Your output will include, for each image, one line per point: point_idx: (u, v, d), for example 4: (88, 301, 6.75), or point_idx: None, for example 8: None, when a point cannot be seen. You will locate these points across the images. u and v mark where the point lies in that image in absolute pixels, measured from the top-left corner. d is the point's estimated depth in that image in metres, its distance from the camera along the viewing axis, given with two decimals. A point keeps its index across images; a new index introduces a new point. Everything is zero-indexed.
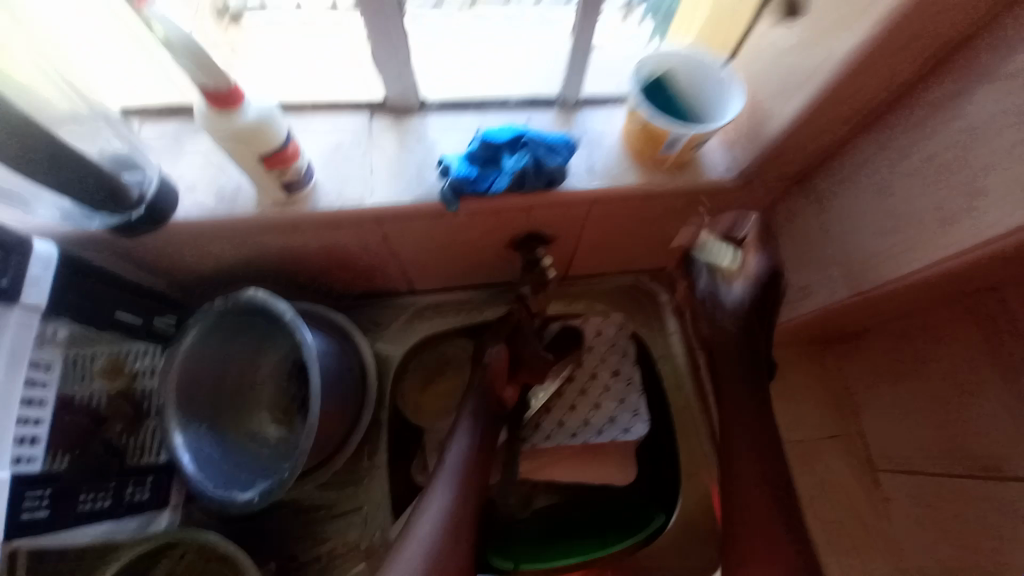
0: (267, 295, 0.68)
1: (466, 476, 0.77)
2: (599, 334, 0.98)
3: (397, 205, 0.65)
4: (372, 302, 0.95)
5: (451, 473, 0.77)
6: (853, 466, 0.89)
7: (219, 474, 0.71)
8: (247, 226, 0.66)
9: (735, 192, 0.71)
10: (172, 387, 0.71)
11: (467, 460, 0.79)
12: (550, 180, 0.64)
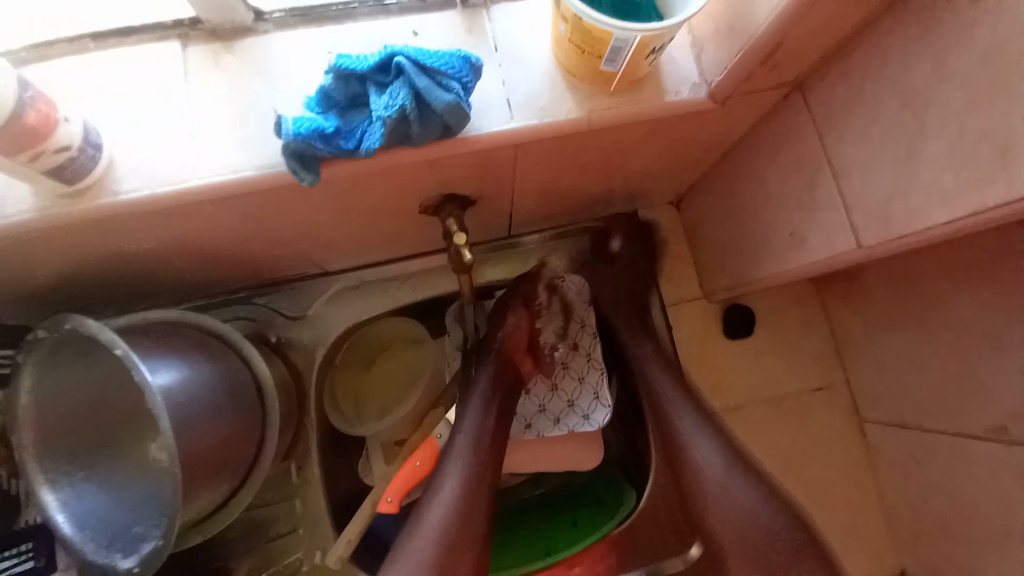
0: (94, 321, 0.51)
1: (480, 459, 0.62)
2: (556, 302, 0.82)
3: (233, 182, 0.45)
4: (279, 289, 0.79)
5: (461, 456, 0.62)
6: (844, 418, 0.80)
7: (107, 529, 0.59)
8: (33, 234, 0.46)
9: (710, 114, 0.53)
10: (26, 433, 0.57)
11: (482, 440, 0.64)
12: (447, 126, 0.45)
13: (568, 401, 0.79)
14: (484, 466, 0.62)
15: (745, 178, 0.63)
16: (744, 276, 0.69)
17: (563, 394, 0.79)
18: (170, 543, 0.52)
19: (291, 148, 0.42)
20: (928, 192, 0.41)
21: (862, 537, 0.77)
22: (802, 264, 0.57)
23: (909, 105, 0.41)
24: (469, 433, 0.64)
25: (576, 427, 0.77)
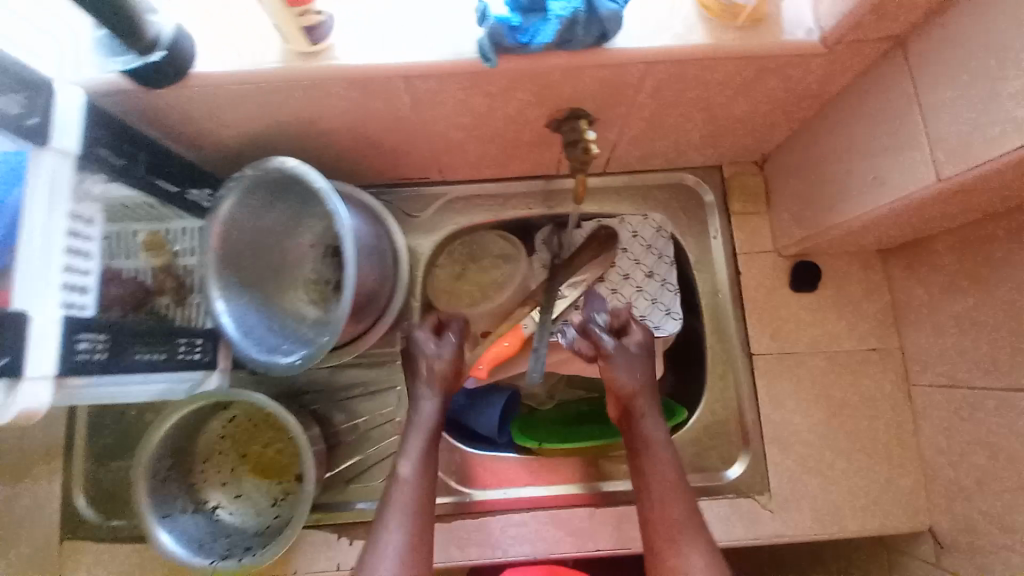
0: (297, 164, 0.66)
1: (421, 489, 0.70)
2: (636, 235, 0.93)
3: (426, 61, 0.58)
4: (402, 191, 0.92)
5: (404, 491, 0.70)
6: (894, 380, 0.85)
7: (261, 341, 0.74)
8: (270, 83, 0.60)
9: (817, 60, 0.61)
10: (210, 253, 0.72)
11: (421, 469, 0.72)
12: (602, 33, 0.56)
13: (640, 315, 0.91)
14: (422, 494, 0.70)
15: (836, 132, 0.71)
16: (819, 226, 0.77)
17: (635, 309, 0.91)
18: (336, 341, 0.68)
19: (487, 35, 0.56)
20: (1004, 126, 0.49)
21: (900, 491, 0.83)
22: (881, 206, 0.65)
23: (998, 49, 0.49)
24: (412, 463, 0.72)
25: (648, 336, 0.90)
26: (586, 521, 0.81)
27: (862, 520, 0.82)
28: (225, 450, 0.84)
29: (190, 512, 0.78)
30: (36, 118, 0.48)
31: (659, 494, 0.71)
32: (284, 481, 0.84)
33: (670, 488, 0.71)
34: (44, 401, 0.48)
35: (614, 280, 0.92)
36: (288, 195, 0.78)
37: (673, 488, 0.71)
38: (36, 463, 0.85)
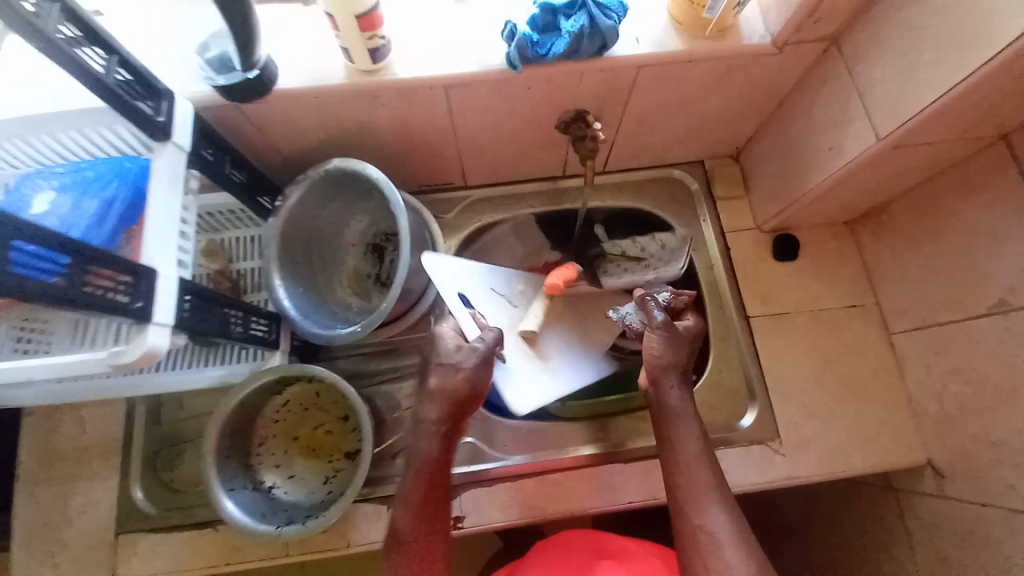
0: (355, 162, 0.78)
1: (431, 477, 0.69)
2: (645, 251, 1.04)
3: (464, 70, 0.73)
4: (430, 195, 1.05)
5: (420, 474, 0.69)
6: (875, 330, 0.97)
7: (318, 322, 0.83)
8: (337, 94, 0.74)
9: (771, 58, 0.78)
10: (272, 248, 0.82)
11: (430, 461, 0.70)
12: (603, 44, 0.72)
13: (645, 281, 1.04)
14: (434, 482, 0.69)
15: (795, 118, 0.87)
16: (791, 197, 0.91)
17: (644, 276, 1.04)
18: (390, 309, 0.77)
19: (514, 48, 0.70)
20: (920, 90, 0.64)
21: (895, 430, 0.91)
22: (838, 169, 0.79)
23: (907, 33, 0.65)
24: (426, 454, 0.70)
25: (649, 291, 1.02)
26: (616, 475, 0.88)
27: (864, 458, 0.91)
28: (277, 434, 0.90)
29: (249, 489, 0.83)
30: (163, 118, 0.61)
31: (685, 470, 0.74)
32: (334, 460, 0.90)
33: (695, 460, 0.74)
34: (163, 342, 0.57)
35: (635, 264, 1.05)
36: (337, 196, 0.90)
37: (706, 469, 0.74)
38: (96, 457, 0.91)
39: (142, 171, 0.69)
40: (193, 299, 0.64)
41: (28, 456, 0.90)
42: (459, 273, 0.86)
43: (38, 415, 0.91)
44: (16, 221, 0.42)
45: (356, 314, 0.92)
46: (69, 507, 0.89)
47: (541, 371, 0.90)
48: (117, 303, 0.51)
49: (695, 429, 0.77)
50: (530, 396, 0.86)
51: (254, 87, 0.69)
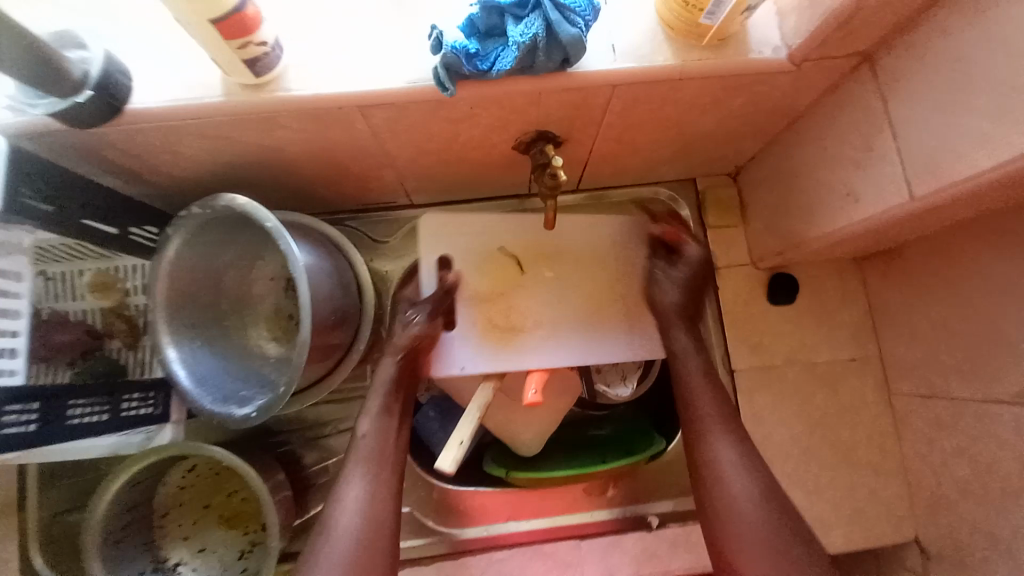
0: (247, 200, 0.61)
1: (372, 456, 0.66)
2: None
3: (379, 90, 0.55)
4: (371, 215, 0.88)
5: (362, 457, 0.66)
6: (874, 389, 0.85)
7: (217, 388, 0.69)
8: (214, 116, 0.56)
9: (783, 77, 0.60)
10: (158, 297, 0.66)
11: (375, 441, 0.68)
12: (565, 58, 0.54)
13: None
14: (383, 455, 0.67)
15: (807, 146, 0.70)
16: (793, 239, 0.76)
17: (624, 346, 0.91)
18: (291, 391, 0.62)
19: (442, 64, 0.52)
20: (971, 147, 0.48)
21: (883, 501, 0.82)
22: (851, 221, 0.64)
23: (965, 64, 0.48)
24: (369, 434, 0.68)
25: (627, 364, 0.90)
26: (570, 551, 0.79)
27: (845, 532, 0.82)
28: (185, 502, 0.78)
29: (148, 573, 0.72)
30: None
31: (736, 501, 0.63)
32: (250, 531, 0.79)
33: (748, 492, 0.64)
34: None
35: None
36: (244, 226, 0.73)
37: (768, 500, 0.63)
38: None
39: None
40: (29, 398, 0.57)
41: None
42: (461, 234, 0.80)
43: None
44: None
45: (273, 366, 0.78)
46: None
47: (500, 351, 0.78)
48: None
49: (742, 456, 0.66)
50: (462, 362, 0.77)
51: (83, 114, 0.52)
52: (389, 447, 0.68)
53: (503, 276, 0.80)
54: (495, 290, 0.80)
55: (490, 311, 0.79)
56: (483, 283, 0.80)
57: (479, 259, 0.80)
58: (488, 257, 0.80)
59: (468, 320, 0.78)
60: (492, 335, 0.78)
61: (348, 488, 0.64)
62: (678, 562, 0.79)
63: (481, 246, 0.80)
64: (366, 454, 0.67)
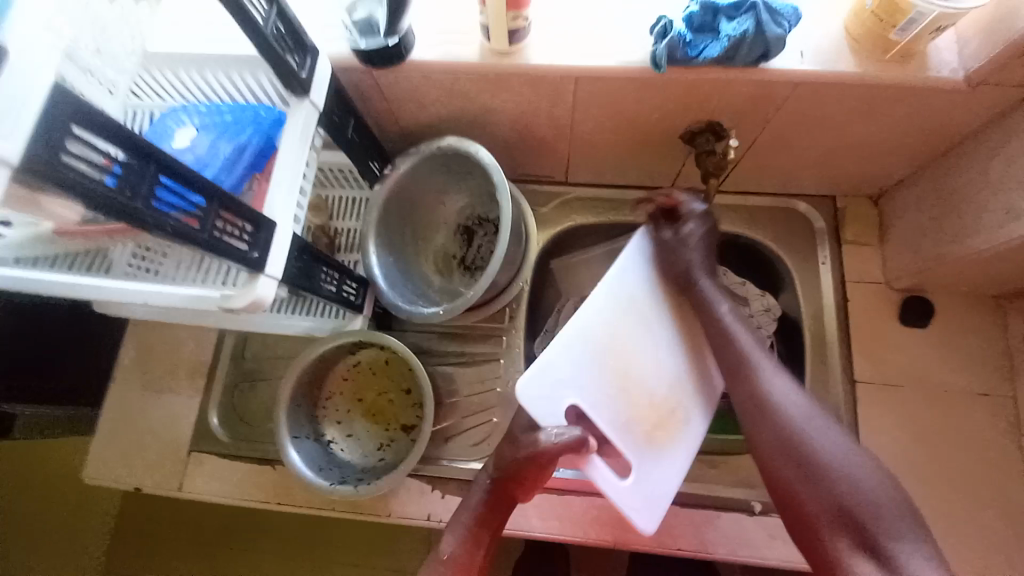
0: (466, 142, 0.78)
1: (487, 513, 0.69)
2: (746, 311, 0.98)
3: (603, 65, 0.68)
4: (528, 185, 1.00)
5: (473, 501, 0.71)
6: (1009, 429, 0.82)
7: (403, 294, 0.84)
8: (466, 72, 0.72)
9: (960, 95, 0.67)
10: (373, 215, 0.83)
11: (489, 502, 0.70)
12: (763, 53, 0.64)
13: None
14: (491, 512, 0.70)
15: (971, 167, 0.74)
16: (942, 257, 0.79)
17: None
18: (478, 296, 0.78)
19: (664, 46, 0.65)
20: None
21: (1007, 548, 0.78)
22: (1016, 237, 0.66)
23: None
24: (482, 491, 0.70)
25: None
26: (672, 516, 0.83)
27: (964, 569, 0.78)
28: (344, 392, 0.93)
29: (311, 440, 0.86)
30: (305, 73, 0.61)
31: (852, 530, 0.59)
32: (390, 429, 0.91)
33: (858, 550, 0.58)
34: (269, 294, 0.58)
35: None
36: (444, 172, 0.89)
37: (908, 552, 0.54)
38: (181, 375, 0.97)
39: (275, 121, 0.69)
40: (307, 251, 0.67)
41: (125, 361, 0.99)
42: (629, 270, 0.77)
43: (142, 327, 1.00)
44: (166, 158, 0.42)
45: (437, 293, 0.92)
46: (153, 417, 0.96)
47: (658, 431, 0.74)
48: (236, 249, 0.51)
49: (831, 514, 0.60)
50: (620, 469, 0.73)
51: (386, 53, 0.68)
52: (495, 509, 0.70)
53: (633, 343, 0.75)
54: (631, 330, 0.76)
55: (622, 389, 0.74)
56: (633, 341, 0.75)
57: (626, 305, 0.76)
58: (630, 316, 0.76)
59: (604, 388, 0.74)
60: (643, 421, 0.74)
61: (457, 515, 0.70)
62: (776, 553, 0.80)
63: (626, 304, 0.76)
64: (472, 505, 0.71)
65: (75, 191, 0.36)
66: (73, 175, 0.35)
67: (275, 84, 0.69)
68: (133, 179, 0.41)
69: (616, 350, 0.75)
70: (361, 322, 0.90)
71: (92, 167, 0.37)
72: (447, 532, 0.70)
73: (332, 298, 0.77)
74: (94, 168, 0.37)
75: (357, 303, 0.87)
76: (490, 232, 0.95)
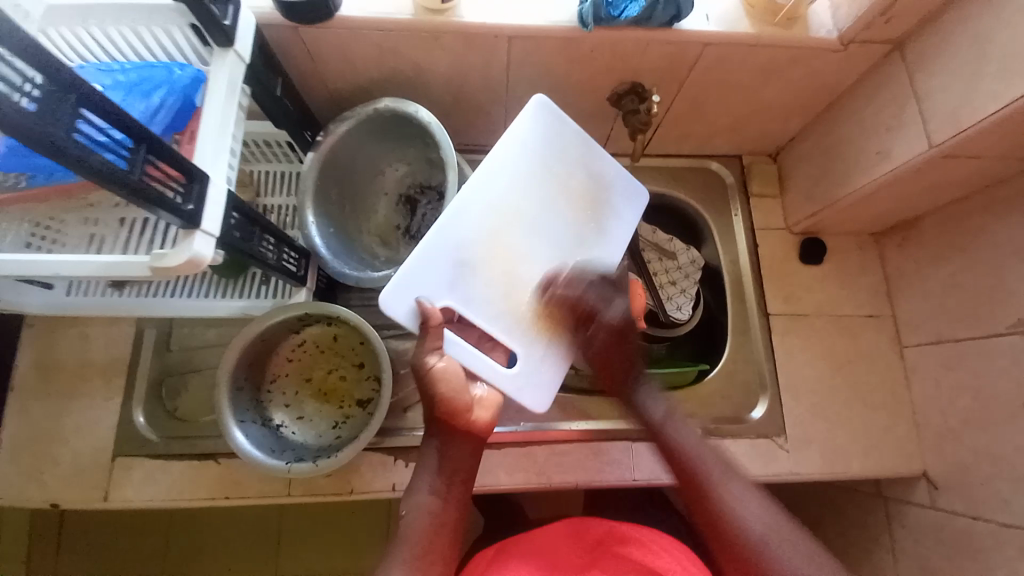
0: (402, 103, 0.78)
1: (449, 469, 0.66)
2: (675, 262, 1.08)
3: (534, 25, 0.72)
4: (466, 154, 1.02)
5: (428, 467, 0.66)
6: (889, 341, 0.98)
7: (348, 263, 0.82)
8: (400, 30, 0.71)
9: (833, 54, 0.78)
10: (309, 183, 0.80)
11: (443, 461, 0.66)
12: (676, 15, 0.71)
13: (680, 289, 1.07)
14: (454, 468, 0.66)
15: (845, 119, 0.87)
16: (829, 199, 0.92)
17: (677, 288, 1.07)
18: None
19: (589, 6, 0.70)
20: (978, 99, 0.65)
21: (899, 441, 0.93)
22: (883, 174, 0.79)
23: (976, 41, 0.65)
24: (433, 454, 0.67)
25: (680, 305, 1.06)
26: (626, 451, 0.89)
27: (864, 462, 0.93)
28: (290, 374, 0.89)
29: (258, 424, 0.82)
30: (229, 22, 0.58)
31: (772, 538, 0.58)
32: (344, 406, 0.89)
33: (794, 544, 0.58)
34: (207, 253, 0.55)
35: (662, 282, 1.07)
36: (382, 138, 0.88)
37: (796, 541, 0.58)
38: (97, 376, 0.88)
39: (193, 80, 0.63)
40: (243, 213, 0.64)
41: (23, 367, 0.87)
42: (501, 174, 0.76)
43: (39, 329, 0.88)
44: (90, 90, 0.41)
45: (383, 263, 0.91)
46: (64, 424, 0.85)
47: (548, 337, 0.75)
48: (170, 200, 0.49)
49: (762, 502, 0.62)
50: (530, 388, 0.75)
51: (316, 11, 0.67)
52: (453, 466, 0.66)
53: (517, 241, 0.75)
54: (511, 235, 0.75)
55: (506, 287, 0.75)
56: (517, 247, 0.75)
57: (504, 206, 0.75)
58: (505, 216, 0.75)
59: (489, 290, 0.74)
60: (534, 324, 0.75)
61: (412, 491, 0.65)
62: None
63: (502, 209, 0.75)
64: (431, 465, 0.66)
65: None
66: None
67: (191, 40, 0.65)
68: (48, 105, 0.39)
69: (490, 252, 0.74)
70: (304, 296, 0.86)
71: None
72: (402, 517, 0.63)
73: (273, 266, 0.74)
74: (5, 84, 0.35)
75: (298, 275, 0.83)
76: (433, 200, 0.95)
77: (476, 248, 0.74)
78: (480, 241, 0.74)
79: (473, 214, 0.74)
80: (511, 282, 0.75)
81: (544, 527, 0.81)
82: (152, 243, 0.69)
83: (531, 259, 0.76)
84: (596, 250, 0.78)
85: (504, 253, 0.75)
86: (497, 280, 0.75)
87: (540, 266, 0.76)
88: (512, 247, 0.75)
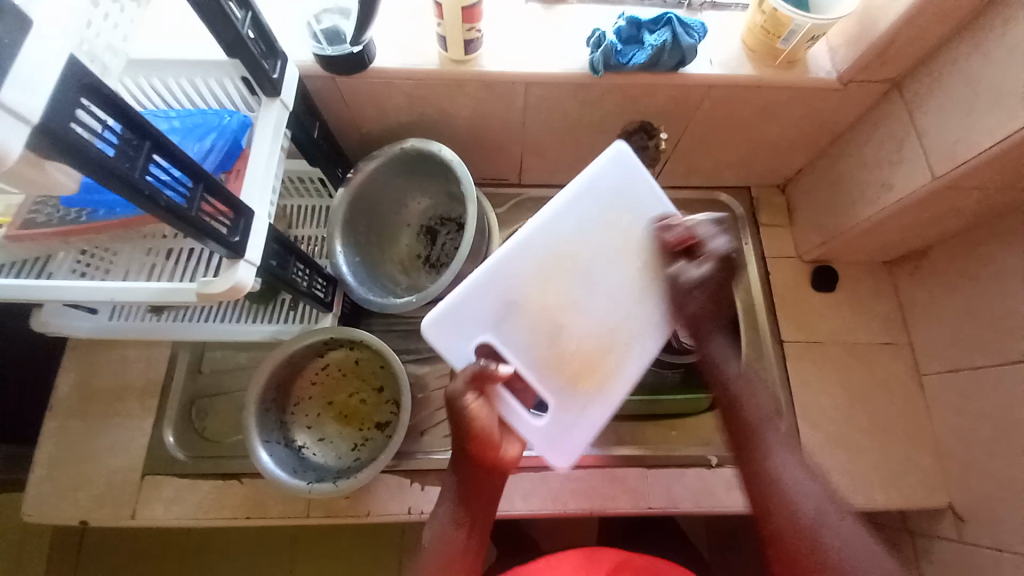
0: (427, 143, 0.85)
1: (467, 505, 0.66)
2: None
3: (548, 71, 0.78)
4: (484, 188, 1.07)
5: (446, 499, 0.67)
6: (906, 370, 0.97)
7: (372, 291, 0.87)
8: (426, 78, 0.78)
9: (833, 93, 0.82)
10: (339, 216, 0.86)
11: (461, 494, 0.66)
12: (681, 61, 0.77)
13: None
14: (472, 504, 0.66)
15: (849, 153, 0.91)
16: (837, 229, 0.94)
17: None
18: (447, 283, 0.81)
19: (600, 54, 0.76)
20: (975, 134, 0.68)
21: (922, 473, 0.91)
22: (888, 205, 0.82)
23: (970, 82, 0.68)
24: (452, 487, 0.67)
25: None
26: (641, 478, 0.89)
27: (886, 494, 0.91)
28: (314, 397, 0.92)
29: (282, 445, 0.85)
30: (277, 75, 0.65)
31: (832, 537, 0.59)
32: (364, 429, 0.91)
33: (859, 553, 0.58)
34: (248, 280, 0.60)
35: None
36: (407, 174, 0.94)
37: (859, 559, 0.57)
38: (132, 396, 0.92)
39: (240, 125, 0.70)
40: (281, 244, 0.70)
41: (65, 388, 0.92)
42: (560, 213, 0.72)
43: (82, 351, 0.94)
44: (159, 135, 0.47)
45: (404, 291, 0.96)
46: (98, 442, 0.89)
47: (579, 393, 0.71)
48: (218, 231, 0.54)
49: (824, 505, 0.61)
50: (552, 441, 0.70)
51: (352, 66, 0.75)
52: (471, 500, 0.66)
53: (564, 287, 0.71)
54: (562, 279, 0.71)
55: (548, 334, 0.70)
56: (564, 292, 0.71)
57: (558, 248, 0.71)
58: (557, 259, 0.71)
59: (528, 333, 0.70)
60: (570, 375, 0.71)
61: (431, 521, 0.67)
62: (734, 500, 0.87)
63: (555, 251, 0.71)
64: (449, 498, 0.66)
65: (66, 146, 0.38)
66: (68, 130, 0.38)
67: (239, 89, 0.72)
68: (124, 149, 0.44)
69: (533, 295, 0.71)
70: (330, 321, 0.91)
71: (88, 130, 0.40)
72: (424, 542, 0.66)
73: (303, 292, 0.79)
74: (90, 131, 0.41)
75: (325, 301, 0.88)
76: (453, 231, 1.00)
77: (522, 286, 0.70)
78: (526, 281, 0.70)
79: (525, 251, 0.71)
80: (550, 327, 0.71)
81: (559, 555, 0.80)
82: (195, 271, 0.74)
83: (577, 309, 0.71)
84: (650, 308, 0.72)
85: (548, 297, 0.71)
86: (535, 324, 0.71)
87: (585, 318, 0.71)
88: (557, 293, 0.71)
